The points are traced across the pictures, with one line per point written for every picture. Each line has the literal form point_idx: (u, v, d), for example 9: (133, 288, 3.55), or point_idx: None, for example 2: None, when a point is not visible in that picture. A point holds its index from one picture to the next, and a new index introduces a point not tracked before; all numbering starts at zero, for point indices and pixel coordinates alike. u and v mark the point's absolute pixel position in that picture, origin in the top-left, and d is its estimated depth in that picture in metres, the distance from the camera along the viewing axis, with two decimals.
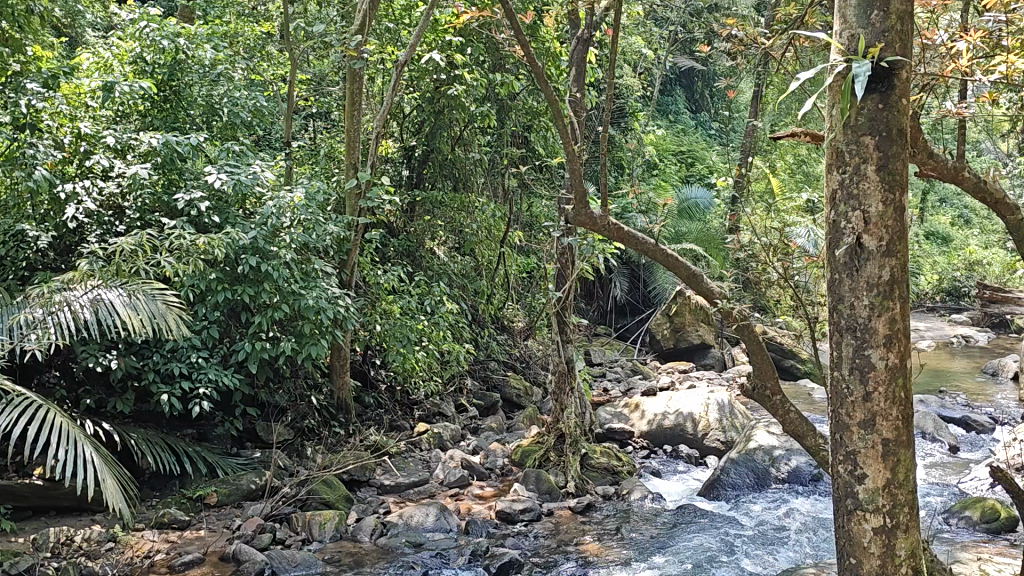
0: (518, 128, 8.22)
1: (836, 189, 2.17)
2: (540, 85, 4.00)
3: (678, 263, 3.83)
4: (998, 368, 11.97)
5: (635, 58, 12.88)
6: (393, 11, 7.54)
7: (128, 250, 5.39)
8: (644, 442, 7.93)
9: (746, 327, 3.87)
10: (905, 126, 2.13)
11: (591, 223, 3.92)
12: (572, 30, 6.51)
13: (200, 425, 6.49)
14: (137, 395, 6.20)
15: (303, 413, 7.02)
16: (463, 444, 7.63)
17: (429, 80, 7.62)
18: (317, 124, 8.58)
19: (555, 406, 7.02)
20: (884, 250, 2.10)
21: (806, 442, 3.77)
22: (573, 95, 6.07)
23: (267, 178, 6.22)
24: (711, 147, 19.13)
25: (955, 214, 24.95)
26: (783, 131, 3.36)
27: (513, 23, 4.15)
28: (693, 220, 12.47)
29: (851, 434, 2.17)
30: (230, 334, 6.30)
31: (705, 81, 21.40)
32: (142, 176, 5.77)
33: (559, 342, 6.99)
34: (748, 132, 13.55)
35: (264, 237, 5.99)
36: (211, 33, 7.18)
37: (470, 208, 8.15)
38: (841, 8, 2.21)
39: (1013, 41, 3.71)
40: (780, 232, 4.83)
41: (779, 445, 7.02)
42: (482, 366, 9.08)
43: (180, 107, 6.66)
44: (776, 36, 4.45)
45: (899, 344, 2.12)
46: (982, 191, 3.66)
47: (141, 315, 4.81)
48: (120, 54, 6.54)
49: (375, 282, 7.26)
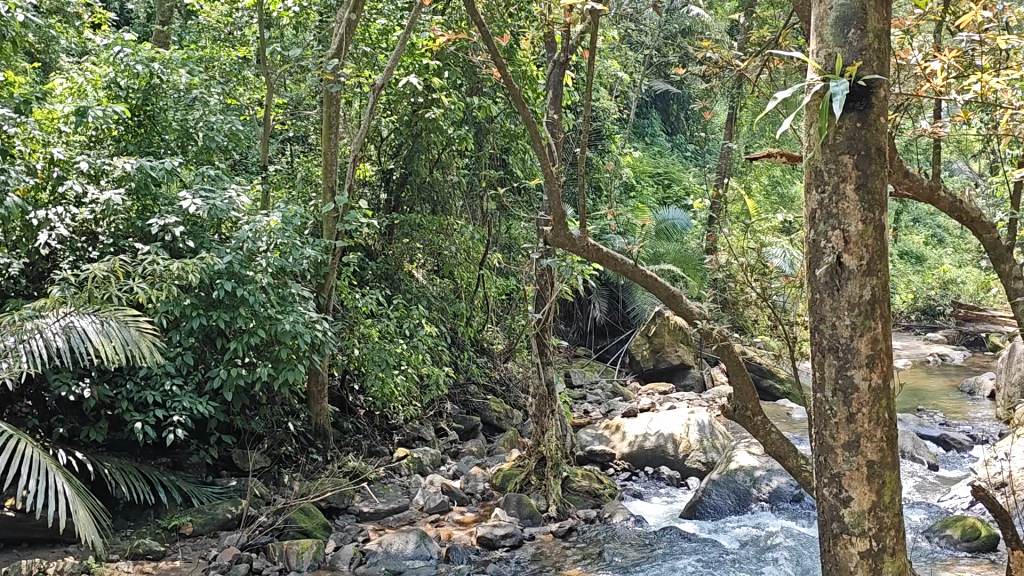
0: (496, 151, 8.27)
1: (816, 209, 2.16)
2: (516, 108, 3.97)
3: (657, 283, 3.83)
4: (974, 386, 12.05)
5: (611, 81, 12.97)
6: (370, 35, 7.51)
7: (99, 276, 5.32)
8: (625, 463, 7.87)
9: (727, 348, 3.85)
10: (884, 144, 2.12)
11: (570, 245, 3.91)
12: (550, 53, 6.53)
13: (175, 453, 6.40)
14: (110, 423, 6.11)
15: (279, 440, 6.93)
16: (443, 469, 7.57)
17: (407, 103, 7.59)
18: (294, 148, 8.55)
19: (537, 428, 6.99)
20: (865, 269, 2.09)
21: (789, 464, 3.72)
22: (550, 117, 6.06)
23: (242, 203, 6.18)
24: (686, 170, 19.20)
25: (928, 234, 25.17)
26: (758, 152, 3.37)
27: (490, 46, 4.12)
28: (671, 241, 12.46)
29: (835, 457, 2.15)
30: (205, 360, 6.23)
31: (680, 104, 21.55)
32: (115, 202, 5.70)
33: (539, 364, 7.00)
34: (723, 154, 13.63)
35: (240, 261, 5.94)
36: (186, 57, 7.10)
37: (449, 230, 8.13)
38: (818, 28, 2.22)
39: (985, 61, 3.75)
40: (758, 252, 4.87)
41: (760, 465, 6.99)
42: (462, 390, 9.05)
43: (154, 131, 6.60)
44: (751, 58, 4.48)
45: (881, 364, 2.11)
46: (958, 209, 3.72)
47: (114, 342, 4.73)
48: (93, 80, 6.51)
49: (352, 306, 7.21)
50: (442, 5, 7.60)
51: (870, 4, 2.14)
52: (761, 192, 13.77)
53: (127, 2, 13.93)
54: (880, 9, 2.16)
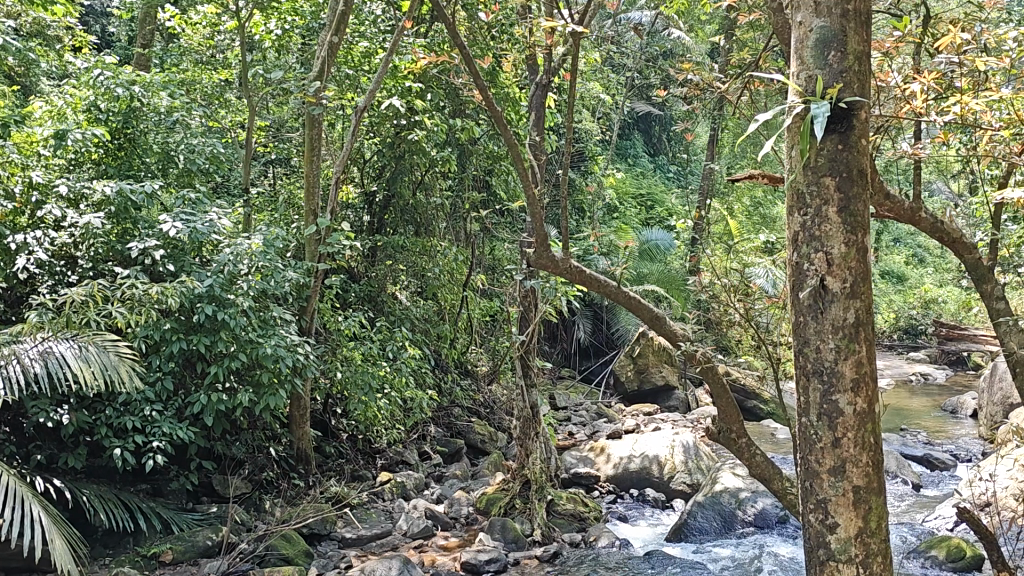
0: (479, 172, 8.29)
1: (799, 231, 2.15)
2: (498, 128, 3.94)
3: (641, 305, 3.82)
4: (957, 404, 12.08)
5: (594, 102, 13.01)
6: (353, 58, 7.49)
7: (78, 301, 5.25)
8: (610, 485, 7.82)
9: (711, 369, 3.85)
10: (865, 166, 2.12)
11: (553, 266, 3.88)
12: (532, 75, 6.56)
13: (155, 480, 6.31)
14: (89, 449, 6.02)
15: (260, 465, 6.85)
16: (427, 492, 7.50)
17: (390, 125, 7.57)
18: (276, 170, 8.51)
19: (521, 452, 6.95)
20: (849, 292, 2.08)
21: (774, 486, 3.71)
22: (533, 139, 6.05)
23: (224, 226, 6.13)
24: (668, 191, 19.29)
25: (909, 254, 25.33)
26: (739, 173, 3.42)
27: (471, 69, 4.09)
28: (654, 262, 12.48)
29: (821, 482, 2.13)
30: (185, 385, 6.17)
31: (662, 125, 21.67)
32: (95, 226, 5.64)
33: (523, 387, 6.97)
34: (705, 175, 13.69)
35: (221, 285, 5.90)
36: (167, 80, 7.06)
37: (433, 252, 8.06)
38: (798, 50, 2.22)
39: (965, 81, 3.78)
40: (741, 272, 4.89)
41: (745, 487, 6.97)
42: (446, 412, 9.02)
43: (135, 154, 6.54)
44: (732, 80, 4.50)
45: (866, 388, 2.09)
46: (939, 230, 3.73)
47: (92, 368, 4.67)
48: (73, 103, 6.37)
49: (335, 329, 7.16)
50: (424, 27, 7.62)
51: (851, 27, 2.14)
52: (743, 213, 13.83)
53: (108, 26, 13.91)
54: (860, 31, 2.16)
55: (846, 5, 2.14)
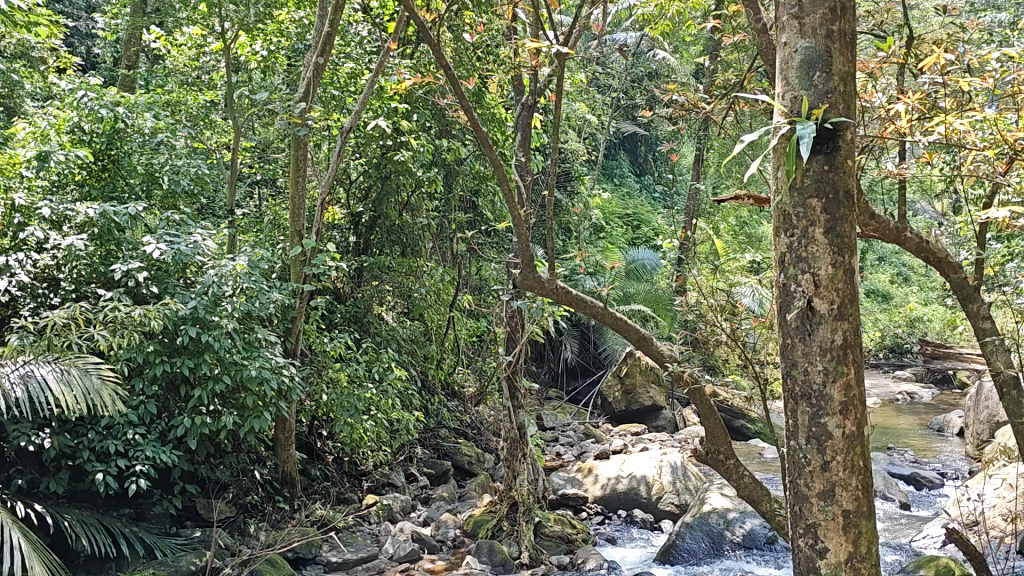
0: (466, 192, 8.29)
1: (785, 252, 2.15)
2: (483, 149, 3.91)
3: (628, 325, 3.81)
4: (944, 423, 12.11)
5: (580, 123, 13.06)
6: (338, 79, 7.48)
7: (59, 324, 5.20)
8: (598, 507, 7.77)
9: (698, 391, 3.84)
10: (851, 187, 2.12)
11: (540, 287, 3.85)
12: (517, 95, 6.56)
13: (138, 504, 6.23)
14: (71, 474, 5.94)
15: (245, 489, 6.77)
16: (414, 515, 7.43)
17: (376, 146, 7.57)
18: (262, 192, 8.47)
19: (508, 473, 6.90)
20: (836, 313, 2.08)
21: (762, 508, 3.67)
22: (519, 159, 6.03)
23: (208, 247, 6.09)
24: (655, 212, 19.35)
25: (894, 272, 25.45)
26: (725, 194, 3.44)
27: (456, 90, 4.07)
28: (641, 281, 12.50)
29: (811, 506, 2.11)
30: (169, 409, 6.11)
31: (648, 145, 21.76)
32: (78, 247, 5.60)
33: (510, 408, 6.95)
34: (691, 195, 13.74)
35: (205, 307, 5.85)
36: (152, 102, 7.02)
37: (419, 272, 8.10)
38: (783, 71, 2.22)
39: (948, 101, 3.79)
40: (727, 292, 4.91)
41: (733, 508, 6.94)
42: (433, 434, 8.95)
43: (119, 175, 6.55)
44: (717, 102, 4.51)
45: (855, 411, 2.08)
46: (925, 250, 3.74)
47: (75, 391, 4.62)
48: (56, 124, 6.37)
49: (321, 350, 7.11)
50: (410, 49, 7.63)
51: (835, 48, 2.14)
52: (729, 232, 13.89)
53: (94, 49, 13.93)
54: (845, 52, 2.17)
55: (830, 26, 2.14)
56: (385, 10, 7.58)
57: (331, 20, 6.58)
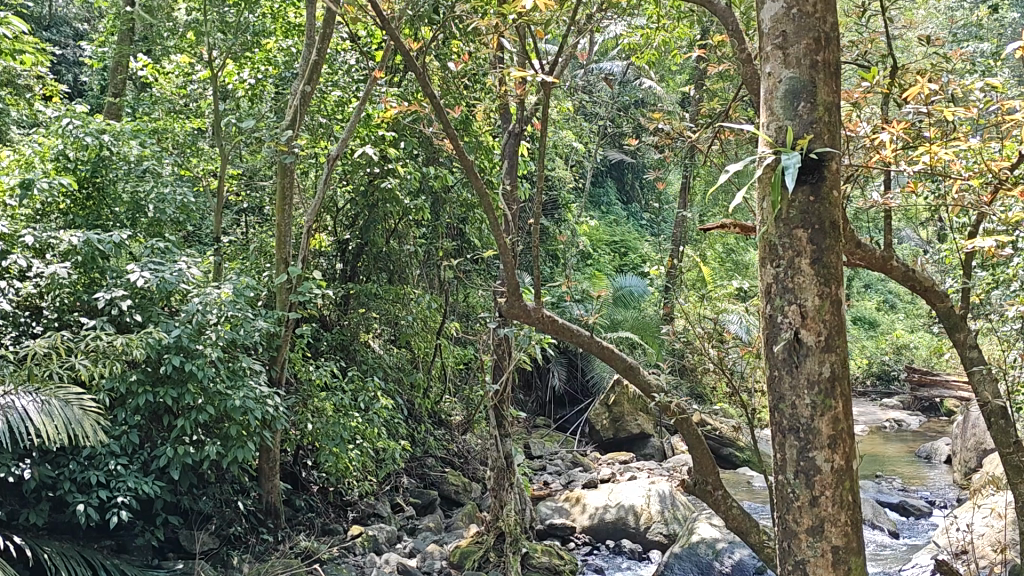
0: (453, 220, 8.26)
1: (771, 283, 2.15)
2: (469, 177, 3.86)
3: (614, 355, 3.78)
4: (931, 451, 12.11)
5: (567, 150, 13.11)
6: (326, 106, 7.47)
7: (40, 353, 5.13)
8: (586, 536, 7.72)
9: (685, 421, 3.83)
10: (837, 218, 2.13)
11: (526, 316, 3.81)
12: (505, 122, 6.55)
13: (119, 536, 6.13)
14: (52, 505, 5.86)
15: (228, 520, 6.67)
16: (400, 546, 7.33)
17: (363, 173, 7.55)
18: (248, 220, 8.42)
19: (495, 503, 6.86)
20: (823, 345, 2.08)
21: (750, 539, 3.67)
22: (506, 186, 6.02)
23: (193, 275, 6.04)
24: (641, 239, 19.41)
25: (880, 299, 25.56)
26: (710, 222, 3.44)
27: (441, 119, 4.06)
28: (629, 309, 12.47)
29: (800, 542, 2.12)
30: (152, 439, 6.03)
31: (634, 173, 21.89)
32: (61, 276, 5.54)
33: (497, 437, 6.92)
34: (678, 223, 13.79)
35: (189, 335, 5.79)
36: (138, 129, 7.00)
37: (406, 299, 7.99)
38: (767, 101, 2.22)
39: (933, 130, 3.80)
40: (714, 320, 4.91)
41: (722, 538, 6.84)
42: (419, 463, 8.86)
43: (104, 204, 6.51)
44: (702, 130, 4.53)
45: (843, 446, 2.09)
46: (911, 279, 3.74)
47: (56, 421, 4.56)
48: (40, 152, 6.31)
49: (306, 378, 7.03)
50: (397, 77, 7.64)
51: (820, 78, 2.15)
52: (716, 259, 13.93)
53: (81, 75, 13.91)
54: (830, 82, 2.17)
55: (814, 56, 2.14)
56: (372, 38, 7.60)
57: (318, 48, 6.57)
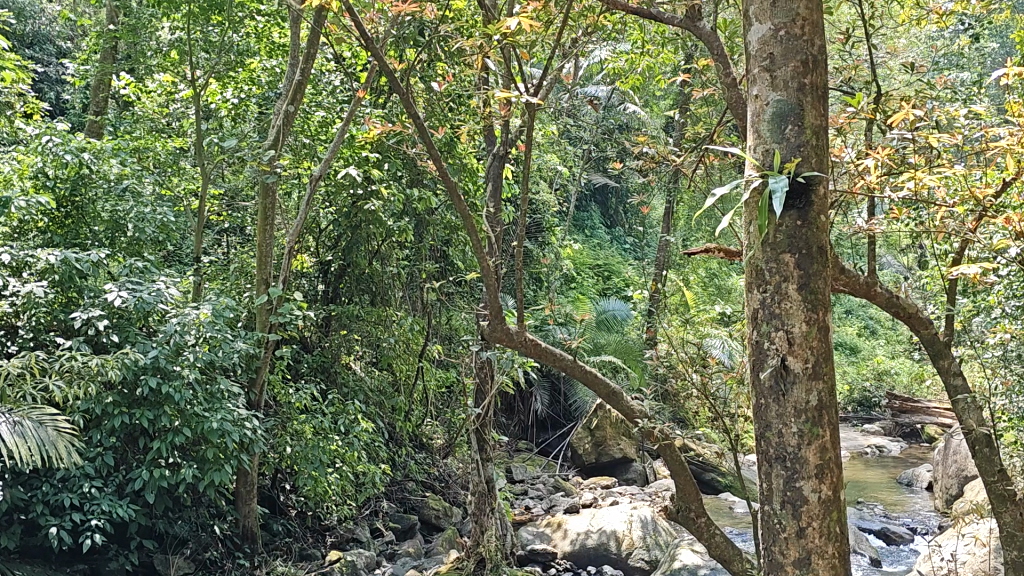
0: (436, 242, 8.20)
1: (758, 308, 2.13)
2: (452, 198, 3.82)
3: (597, 379, 3.74)
4: (912, 477, 12.12)
5: (550, 172, 13.11)
6: (310, 126, 7.43)
7: (14, 374, 5.05)
8: (567, 562, 7.66)
9: (669, 447, 3.78)
10: (824, 243, 2.11)
11: (508, 338, 3.75)
12: (489, 145, 6.51)
13: (93, 560, 6.01)
14: (23, 528, 5.74)
15: (204, 544, 6.55)
16: (378, 572, 7.22)
17: (346, 195, 7.54)
18: (230, 239, 8.35)
19: (476, 528, 6.77)
20: (810, 372, 2.06)
21: (733, 568, 3.62)
22: (490, 210, 5.97)
23: (171, 295, 5.95)
24: (625, 263, 19.44)
25: (861, 325, 25.64)
26: (693, 247, 3.30)
27: (425, 140, 4.02)
28: (611, 332, 12.45)
29: (786, 574, 2.08)
30: (127, 461, 5.93)
31: (619, 198, 21.94)
32: (37, 294, 5.47)
33: (479, 461, 6.85)
34: (661, 247, 13.81)
35: (166, 356, 5.72)
36: (118, 147, 6.91)
37: (388, 321, 7.93)
38: (754, 124, 2.20)
39: (916, 156, 3.79)
40: (697, 344, 4.90)
41: (704, 564, 6.74)
42: (400, 487, 8.75)
43: (83, 222, 6.44)
44: (686, 154, 4.51)
45: (830, 475, 2.06)
46: (895, 304, 3.72)
47: (28, 442, 4.46)
48: (18, 170, 6.17)
49: (286, 401, 6.97)
50: (382, 98, 7.63)
51: (807, 101, 2.13)
52: (699, 284, 13.94)
53: (63, 92, 13.79)
54: (817, 106, 2.16)
55: (802, 79, 2.13)
56: (357, 59, 7.58)
57: (302, 68, 6.54)
